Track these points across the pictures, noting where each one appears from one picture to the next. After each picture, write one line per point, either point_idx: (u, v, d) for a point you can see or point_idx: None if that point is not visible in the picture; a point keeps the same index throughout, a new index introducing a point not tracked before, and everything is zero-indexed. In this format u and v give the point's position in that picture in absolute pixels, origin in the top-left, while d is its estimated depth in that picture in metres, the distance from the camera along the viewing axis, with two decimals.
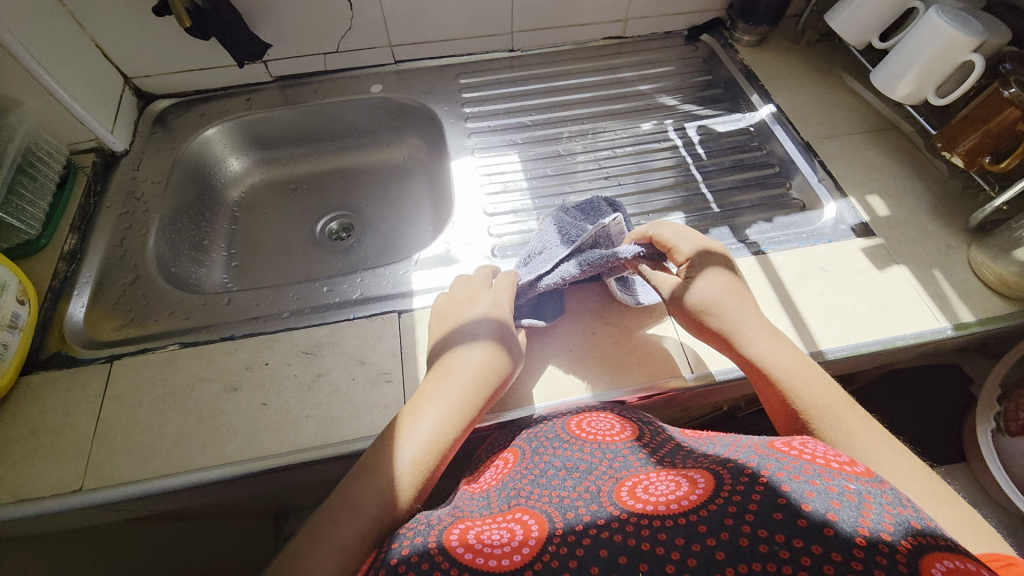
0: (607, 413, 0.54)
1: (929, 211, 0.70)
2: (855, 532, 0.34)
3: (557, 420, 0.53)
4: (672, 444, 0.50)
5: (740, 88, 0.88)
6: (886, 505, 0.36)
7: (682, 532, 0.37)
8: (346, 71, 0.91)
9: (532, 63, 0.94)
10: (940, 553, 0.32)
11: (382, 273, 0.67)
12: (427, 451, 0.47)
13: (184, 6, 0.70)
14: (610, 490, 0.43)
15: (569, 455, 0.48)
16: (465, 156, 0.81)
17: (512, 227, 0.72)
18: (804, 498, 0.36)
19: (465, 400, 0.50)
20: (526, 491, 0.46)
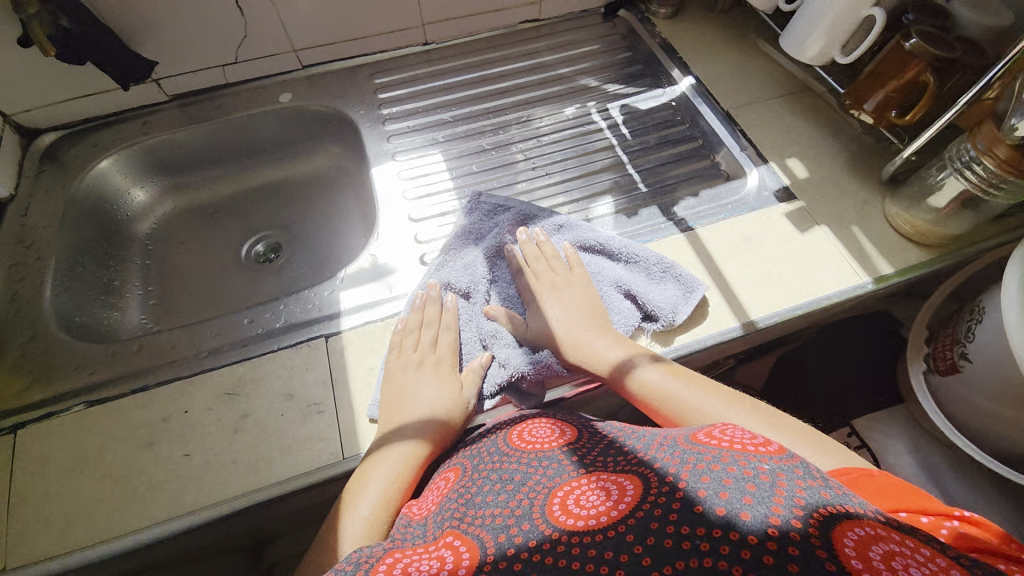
0: (549, 419, 0.54)
1: (846, 168, 0.72)
2: (769, 510, 0.34)
3: (499, 433, 0.53)
4: (615, 437, 0.50)
5: (660, 63, 0.88)
6: (798, 479, 0.37)
7: (611, 545, 0.36)
8: (251, 81, 0.85)
9: (450, 55, 0.90)
10: (846, 523, 0.33)
11: (305, 297, 0.63)
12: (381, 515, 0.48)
13: (49, 33, 0.63)
14: (542, 504, 0.42)
15: (506, 471, 0.47)
16: (386, 162, 0.76)
17: (441, 231, 0.69)
18: (720, 488, 0.37)
19: (414, 446, 0.52)
20: (460, 512, 0.44)
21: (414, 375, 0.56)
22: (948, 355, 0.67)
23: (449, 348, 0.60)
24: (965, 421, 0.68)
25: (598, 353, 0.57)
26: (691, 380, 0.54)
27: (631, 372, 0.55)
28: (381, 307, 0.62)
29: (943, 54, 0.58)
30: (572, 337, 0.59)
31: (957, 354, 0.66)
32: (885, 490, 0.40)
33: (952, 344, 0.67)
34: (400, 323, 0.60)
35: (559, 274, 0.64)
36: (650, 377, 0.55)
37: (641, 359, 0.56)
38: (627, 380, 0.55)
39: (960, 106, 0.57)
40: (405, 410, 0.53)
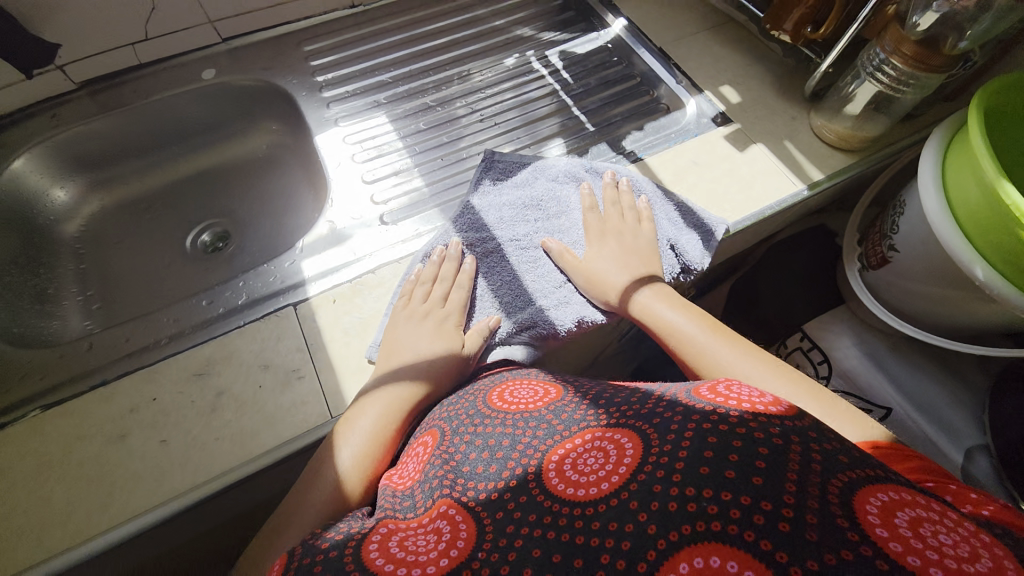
0: (531, 380, 0.55)
1: (773, 90, 0.77)
2: (783, 477, 0.33)
3: (479, 395, 0.52)
4: (603, 390, 0.51)
5: (591, 7, 0.89)
6: (811, 440, 0.36)
7: (615, 515, 0.36)
8: (168, 60, 0.79)
9: (379, 17, 0.87)
10: (866, 487, 0.33)
11: (264, 271, 0.61)
12: (370, 447, 0.48)
13: None
14: (540, 474, 0.42)
15: (491, 435, 0.47)
16: (329, 129, 0.74)
17: (397, 190, 0.68)
18: (728, 449, 0.36)
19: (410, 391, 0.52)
20: (449, 480, 0.44)
21: (422, 322, 0.56)
22: (878, 249, 0.74)
23: (460, 303, 0.59)
24: (898, 307, 0.76)
25: (621, 289, 0.59)
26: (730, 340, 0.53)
27: (654, 311, 0.57)
28: (346, 271, 0.60)
29: None
30: (598, 282, 0.60)
31: (886, 247, 0.73)
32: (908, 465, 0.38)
33: (881, 239, 0.74)
34: (414, 271, 0.59)
35: (628, 222, 0.64)
36: (681, 324, 0.55)
37: (668, 303, 0.57)
38: (651, 320, 0.57)
39: (863, 16, 0.62)
40: (400, 355, 0.53)
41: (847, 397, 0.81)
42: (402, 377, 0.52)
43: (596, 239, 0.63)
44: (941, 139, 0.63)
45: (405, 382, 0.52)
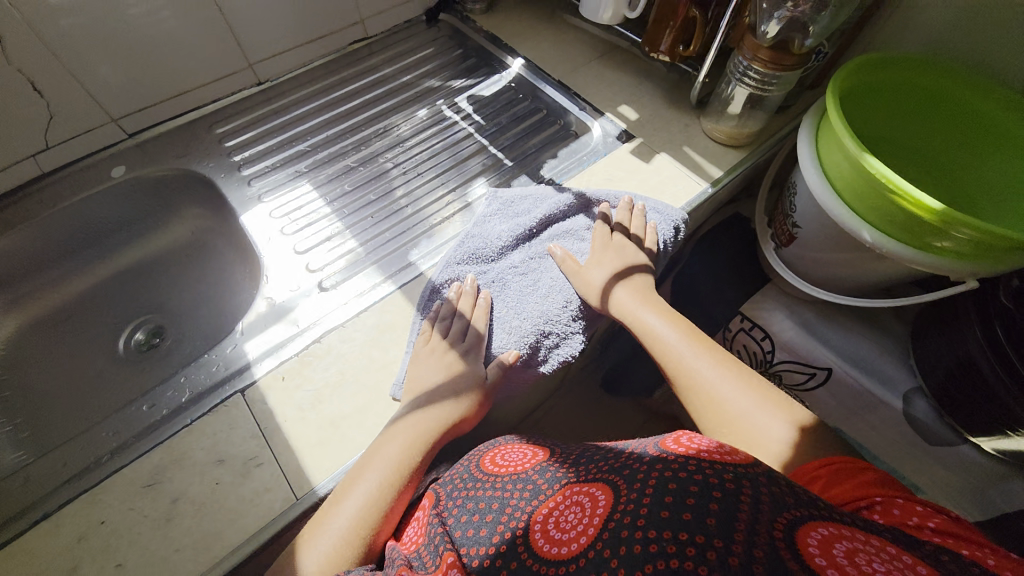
0: (519, 444, 0.62)
1: (665, 103, 0.84)
2: (735, 519, 0.38)
3: (473, 460, 0.60)
4: (586, 451, 0.57)
5: (490, 52, 0.95)
6: (760, 488, 0.41)
7: (591, 565, 0.40)
8: (72, 165, 0.76)
9: (289, 90, 0.89)
10: (809, 526, 0.37)
11: (205, 362, 0.59)
12: (393, 476, 0.50)
13: None
14: (527, 536, 0.47)
15: (483, 498, 0.53)
16: (253, 207, 0.74)
17: (332, 254, 0.69)
18: (687, 494, 0.41)
19: (444, 414, 0.56)
20: (451, 541, 0.50)
21: (443, 357, 0.58)
22: (784, 228, 0.82)
23: (477, 335, 0.61)
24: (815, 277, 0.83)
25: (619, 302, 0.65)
26: (701, 347, 0.63)
27: (639, 316, 0.64)
28: (291, 344, 0.59)
29: None
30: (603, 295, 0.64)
31: (790, 225, 0.80)
32: (859, 483, 0.45)
33: (785, 219, 0.82)
34: (432, 310, 0.62)
35: (630, 243, 0.68)
36: (670, 338, 0.63)
37: (651, 311, 0.65)
38: (637, 325, 0.64)
39: (722, 31, 0.70)
40: (426, 382, 0.56)
41: (793, 365, 0.87)
42: (428, 410, 0.55)
43: (599, 256, 0.67)
44: (811, 123, 0.71)
45: (428, 416, 0.54)
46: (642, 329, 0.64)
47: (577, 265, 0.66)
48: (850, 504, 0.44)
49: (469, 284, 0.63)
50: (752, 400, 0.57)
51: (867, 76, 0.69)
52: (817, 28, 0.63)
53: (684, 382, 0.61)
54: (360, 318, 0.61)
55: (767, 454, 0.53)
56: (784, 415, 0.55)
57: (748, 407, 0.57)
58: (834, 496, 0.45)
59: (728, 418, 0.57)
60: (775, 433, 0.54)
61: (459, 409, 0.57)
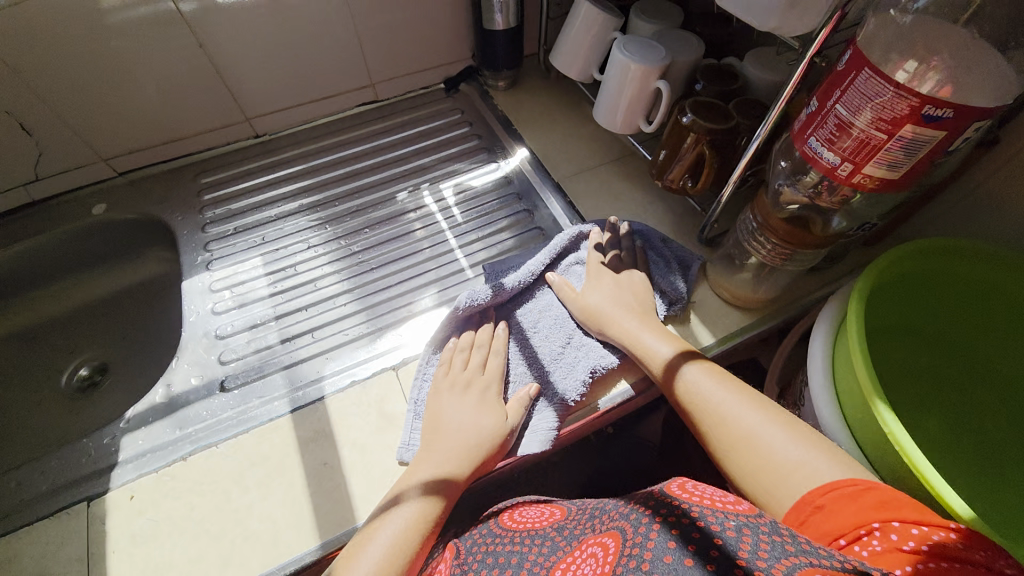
0: (538, 503, 0.59)
1: (671, 233, 0.71)
2: (733, 567, 0.34)
3: (491, 519, 0.57)
4: (597, 508, 0.51)
5: (498, 135, 0.87)
6: (762, 533, 0.36)
7: None
8: (59, 196, 0.78)
9: (285, 145, 0.87)
10: (811, 568, 0.32)
11: (81, 448, 0.57)
12: (416, 527, 0.47)
13: None
14: None
15: (501, 554, 0.50)
16: (198, 275, 0.71)
17: (248, 347, 0.64)
18: (689, 541, 0.37)
19: (476, 447, 0.52)
20: None
21: (462, 392, 0.56)
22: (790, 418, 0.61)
23: (498, 367, 0.59)
24: None
25: (617, 328, 0.59)
26: (707, 364, 0.53)
27: (639, 336, 0.57)
28: (159, 454, 0.55)
29: (715, 127, 0.57)
30: (606, 322, 0.60)
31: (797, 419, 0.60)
32: (862, 503, 0.38)
33: (794, 407, 0.61)
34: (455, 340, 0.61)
35: (626, 263, 0.65)
36: (698, 378, 0.52)
37: (652, 329, 0.58)
38: (634, 345, 0.57)
39: (731, 183, 0.56)
40: (450, 423, 0.54)
41: None
42: (445, 453, 0.51)
43: (595, 277, 0.64)
44: (832, 318, 0.55)
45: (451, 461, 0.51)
46: (642, 350, 0.56)
47: (571, 289, 0.64)
48: (849, 534, 0.38)
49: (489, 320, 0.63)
50: (771, 421, 0.48)
51: (917, 265, 0.54)
52: (850, 208, 0.49)
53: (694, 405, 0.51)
54: (236, 442, 0.55)
55: (785, 478, 0.43)
56: (796, 437, 0.45)
57: (769, 428, 0.47)
58: (833, 525, 0.39)
59: (749, 446, 0.47)
60: (798, 458, 0.44)
61: (480, 455, 0.52)
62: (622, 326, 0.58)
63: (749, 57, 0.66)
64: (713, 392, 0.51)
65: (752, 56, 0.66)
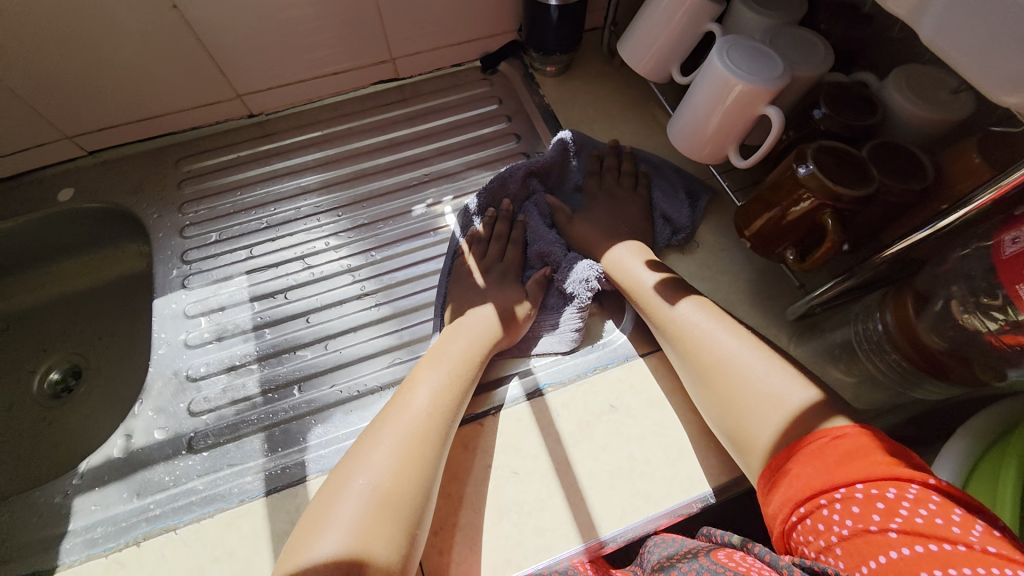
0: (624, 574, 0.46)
1: (750, 295, 0.57)
2: None
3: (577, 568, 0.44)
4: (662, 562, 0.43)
5: (540, 136, 0.72)
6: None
7: None
8: (23, 176, 0.68)
9: (285, 129, 0.73)
10: None
11: (30, 502, 0.49)
12: (385, 495, 0.41)
13: None
14: None
15: None
16: (174, 294, 0.60)
17: (225, 396, 0.54)
18: None
19: (465, 360, 0.51)
20: None
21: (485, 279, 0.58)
22: None
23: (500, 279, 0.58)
24: None
25: (619, 271, 0.56)
26: (688, 292, 0.52)
27: (624, 265, 0.56)
28: (112, 529, 0.47)
29: (850, 193, 0.41)
30: (596, 235, 0.59)
31: None
32: (826, 468, 0.38)
33: None
34: (468, 234, 0.62)
35: (623, 187, 0.62)
36: (695, 320, 0.50)
37: (638, 258, 0.56)
38: (618, 275, 0.56)
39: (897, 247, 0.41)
40: (453, 340, 0.53)
41: None
42: (424, 400, 0.47)
43: (588, 203, 0.62)
44: (958, 463, 0.43)
45: (434, 397, 0.47)
46: (627, 280, 0.55)
47: (566, 213, 0.61)
48: (810, 504, 0.38)
49: (504, 207, 0.62)
50: (749, 348, 0.47)
51: None
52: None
53: (675, 335, 0.50)
54: (199, 528, 0.46)
55: (764, 418, 0.44)
56: (782, 375, 0.45)
57: (744, 356, 0.47)
58: (794, 492, 0.39)
59: (721, 375, 0.47)
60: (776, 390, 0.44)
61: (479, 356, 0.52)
62: (630, 274, 0.55)
63: (890, 77, 0.48)
64: (693, 319, 0.50)
65: (900, 77, 0.49)
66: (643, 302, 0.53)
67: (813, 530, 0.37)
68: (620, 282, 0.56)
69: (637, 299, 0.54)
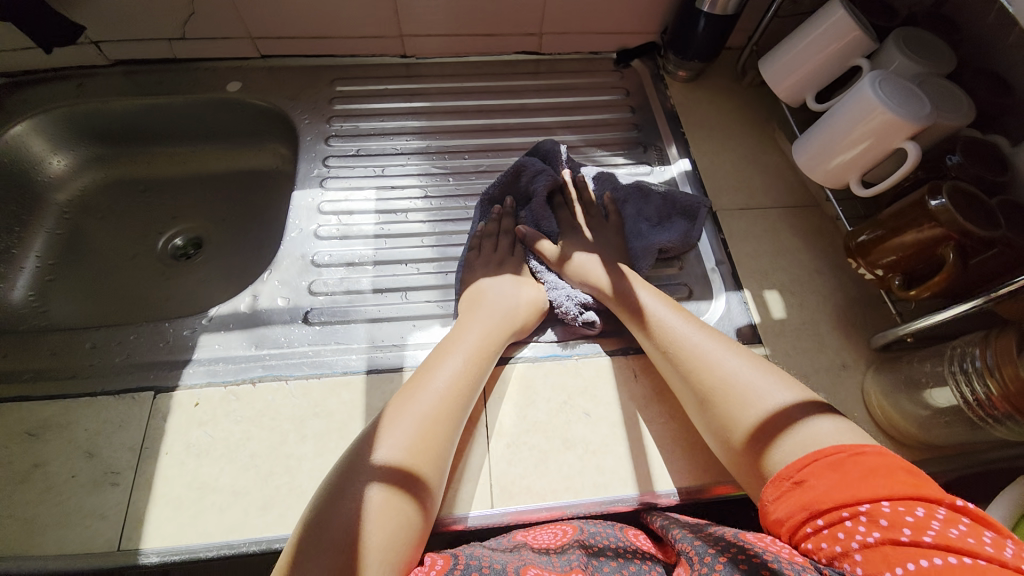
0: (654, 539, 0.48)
1: (834, 318, 0.59)
2: None
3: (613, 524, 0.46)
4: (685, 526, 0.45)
5: (658, 132, 0.76)
6: None
7: None
8: (200, 62, 0.77)
9: (427, 75, 0.80)
10: None
11: (159, 330, 0.55)
12: (422, 440, 0.45)
13: None
14: None
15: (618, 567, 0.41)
16: (311, 188, 0.67)
17: (343, 285, 0.60)
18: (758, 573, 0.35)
19: (496, 331, 0.54)
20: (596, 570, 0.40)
21: (494, 272, 0.60)
22: None
23: (509, 276, 0.60)
24: None
25: (628, 291, 0.56)
26: (685, 315, 0.54)
27: (626, 287, 0.57)
28: (231, 366, 0.53)
29: (974, 231, 0.45)
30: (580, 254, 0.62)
31: None
32: (848, 482, 0.38)
33: None
34: (478, 228, 0.64)
35: (593, 217, 0.66)
36: (706, 347, 0.51)
37: (635, 281, 0.58)
38: (620, 298, 0.56)
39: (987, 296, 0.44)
40: (472, 317, 0.55)
41: None
42: (449, 364, 0.50)
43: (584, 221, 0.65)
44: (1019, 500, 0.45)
45: (460, 364, 0.51)
46: (629, 300, 0.55)
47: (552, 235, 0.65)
48: (831, 516, 0.37)
49: (508, 204, 0.66)
50: (748, 368, 0.49)
51: None
52: None
53: (678, 360, 0.51)
54: (306, 385, 0.52)
55: (779, 441, 0.43)
56: (790, 395, 0.46)
57: (747, 375, 0.48)
58: (809, 501, 0.39)
59: (731, 396, 0.47)
60: (783, 403, 0.45)
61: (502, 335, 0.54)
62: (641, 295, 0.56)
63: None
64: (696, 341, 0.51)
65: None
66: (646, 323, 0.54)
67: (829, 538, 0.37)
68: (624, 302, 0.56)
69: (643, 322, 0.54)
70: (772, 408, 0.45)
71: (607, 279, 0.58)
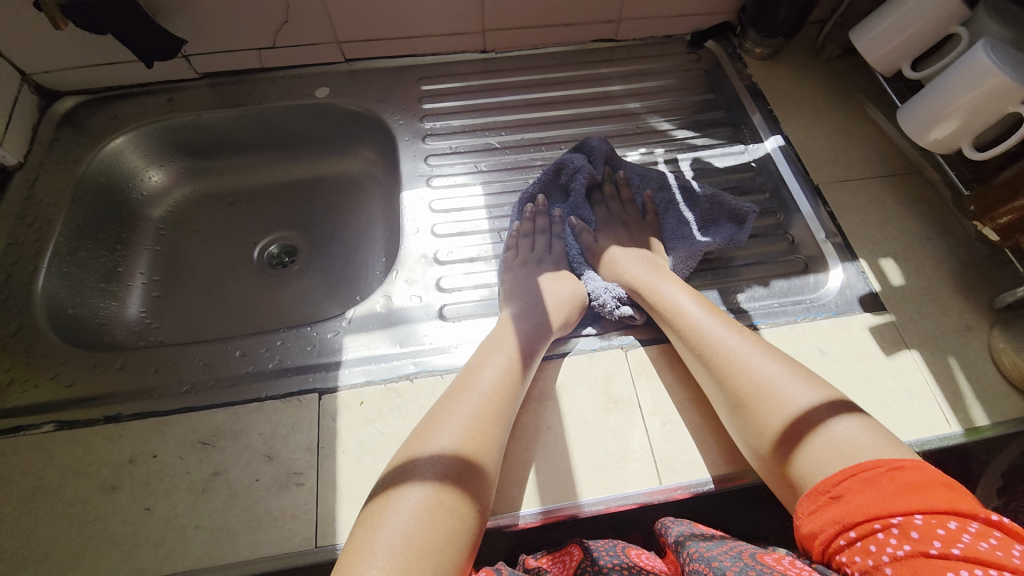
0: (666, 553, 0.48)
1: (951, 281, 0.61)
2: None
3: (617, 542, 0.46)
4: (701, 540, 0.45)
5: (745, 110, 0.76)
6: None
7: None
8: (288, 70, 0.78)
9: (506, 69, 0.80)
10: None
11: (305, 335, 0.57)
12: (465, 450, 0.45)
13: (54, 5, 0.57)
14: None
15: None
16: (418, 187, 0.69)
17: (469, 281, 0.62)
18: None
19: (535, 334, 0.54)
20: None
21: (534, 271, 0.61)
22: None
23: (548, 273, 0.62)
24: None
25: (660, 294, 0.57)
26: (721, 318, 0.54)
27: (659, 289, 0.57)
28: (384, 365, 0.54)
29: None
30: (623, 255, 0.63)
31: None
32: (881, 496, 0.38)
33: None
34: (515, 227, 0.64)
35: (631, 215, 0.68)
36: (744, 351, 0.50)
37: (671, 284, 0.58)
38: (652, 296, 0.57)
39: None
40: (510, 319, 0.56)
41: None
42: (491, 371, 0.50)
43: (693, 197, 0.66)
44: None
45: (502, 364, 0.51)
46: (661, 301, 0.56)
47: (590, 234, 0.66)
48: (863, 528, 0.38)
49: (542, 202, 0.66)
50: (787, 375, 0.48)
51: None
52: None
53: (712, 359, 0.51)
54: None
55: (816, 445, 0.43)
56: (830, 406, 0.45)
57: (785, 382, 0.48)
58: (843, 515, 0.39)
59: (765, 398, 0.47)
60: (819, 408, 0.45)
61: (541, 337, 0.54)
62: (673, 297, 0.56)
63: None
64: (731, 344, 0.51)
65: None
66: (676, 324, 0.54)
67: (863, 552, 0.37)
68: (656, 304, 0.57)
69: (675, 323, 0.54)
70: (810, 416, 0.45)
71: (638, 283, 0.59)
